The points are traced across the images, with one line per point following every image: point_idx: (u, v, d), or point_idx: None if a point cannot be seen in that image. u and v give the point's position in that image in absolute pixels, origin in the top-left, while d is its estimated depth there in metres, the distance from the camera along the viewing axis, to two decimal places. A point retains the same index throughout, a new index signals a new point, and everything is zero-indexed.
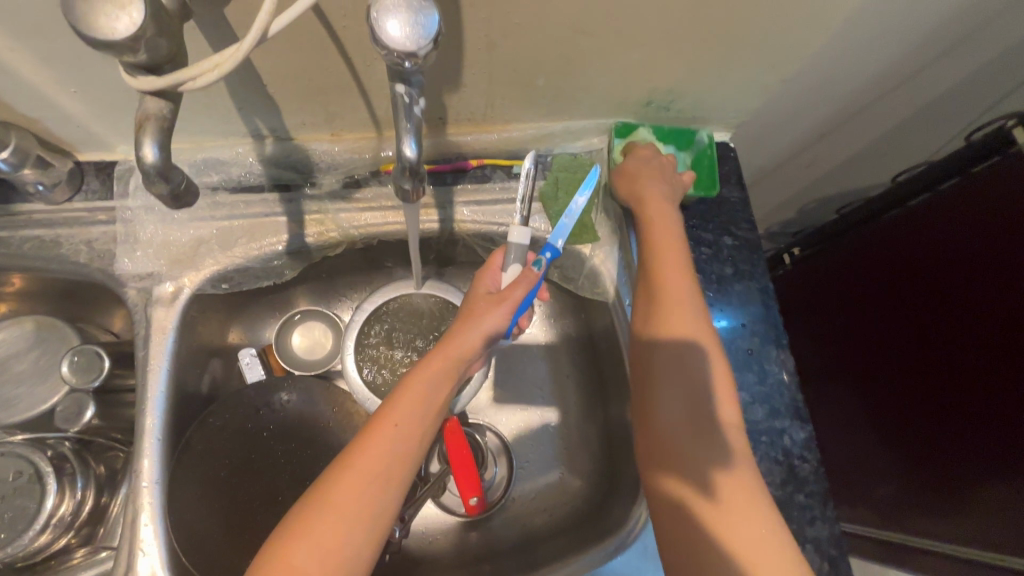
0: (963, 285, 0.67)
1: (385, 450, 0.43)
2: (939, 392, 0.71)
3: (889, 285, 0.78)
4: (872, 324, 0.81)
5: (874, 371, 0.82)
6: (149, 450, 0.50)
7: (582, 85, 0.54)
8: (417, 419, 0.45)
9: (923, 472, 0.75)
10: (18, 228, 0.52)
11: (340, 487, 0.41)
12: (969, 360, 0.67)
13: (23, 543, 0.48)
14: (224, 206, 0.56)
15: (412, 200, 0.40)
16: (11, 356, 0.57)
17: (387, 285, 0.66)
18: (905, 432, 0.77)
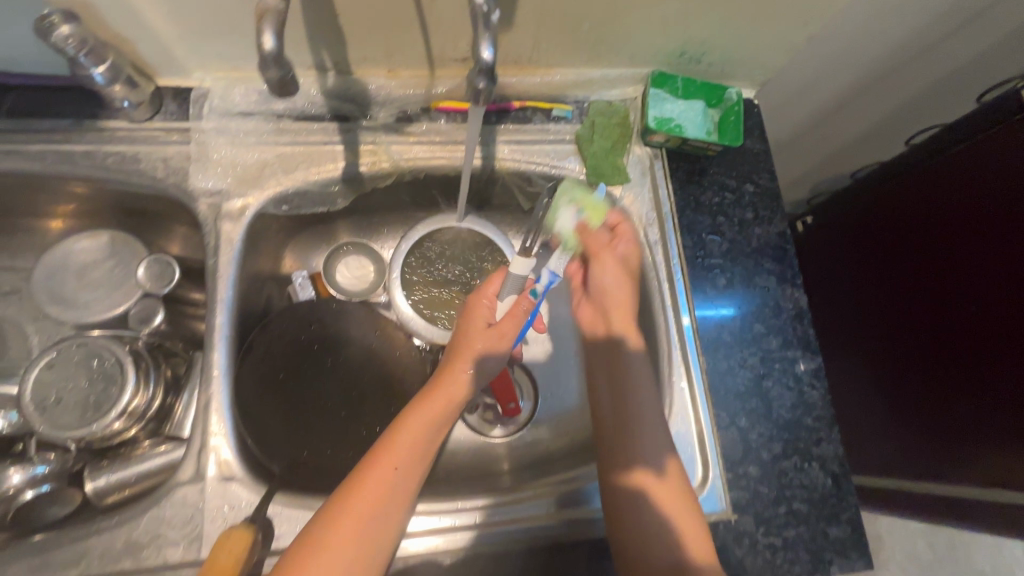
0: (973, 240, 0.71)
1: (386, 485, 0.49)
2: (947, 342, 0.75)
3: (902, 244, 0.82)
4: (886, 283, 0.85)
5: (885, 327, 0.86)
6: (217, 345, 0.55)
7: (624, 31, 0.58)
8: (418, 452, 0.52)
9: (935, 419, 0.79)
10: (103, 142, 0.57)
11: (347, 517, 0.47)
12: (977, 310, 0.71)
13: (105, 423, 0.54)
14: (288, 132, 0.61)
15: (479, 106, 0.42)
16: (89, 263, 0.62)
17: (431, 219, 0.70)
18: (914, 383, 0.82)
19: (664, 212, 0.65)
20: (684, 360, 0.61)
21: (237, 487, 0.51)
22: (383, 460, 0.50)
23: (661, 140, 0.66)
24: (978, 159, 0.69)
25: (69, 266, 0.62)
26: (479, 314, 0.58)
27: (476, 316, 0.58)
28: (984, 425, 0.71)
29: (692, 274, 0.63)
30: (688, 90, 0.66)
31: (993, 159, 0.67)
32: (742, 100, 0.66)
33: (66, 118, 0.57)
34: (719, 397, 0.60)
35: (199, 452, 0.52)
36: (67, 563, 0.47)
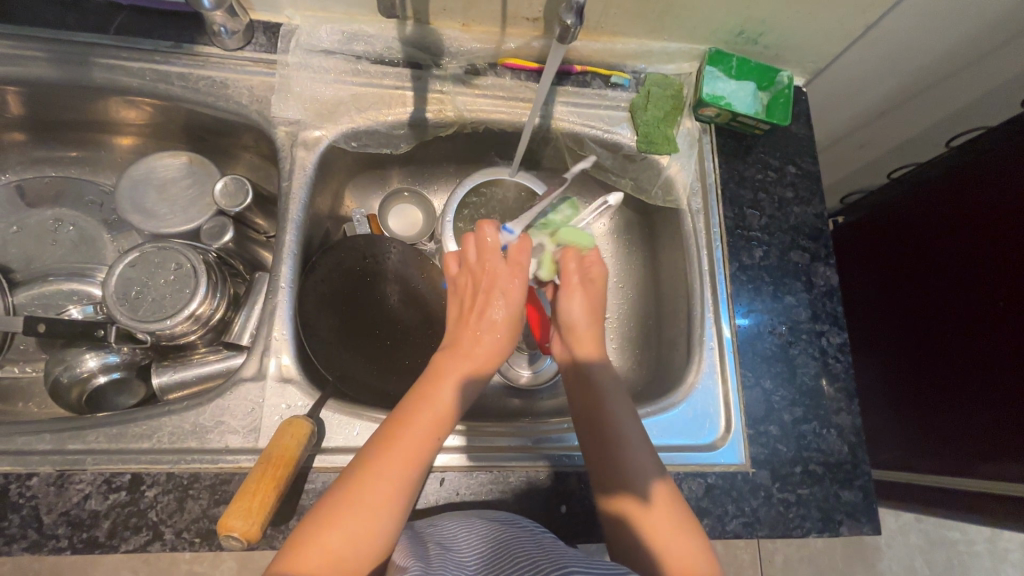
0: (1004, 242, 0.73)
1: (421, 445, 0.48)
2: (968, 341, 0.78)
3: (934, 242, 0.84)
4: (911, 282, 0.88)
5: (910, 323, 0.88)
6: (286, 260, 0.59)
7: (690, 6, 0.62)
8: (445, 416, 0.50)
9: (948, 415, 0.82)
10: (196, 66, 0.62)
11: (376, 484, 0.45)
12: (999, 312, 0.73)
13: (179, 320, 0.58)
14: (364, 74, 0.65)
15: (564, 45, 0.47)
16: (167, 178, 0.66)
17: (481, 170, 0.73)
18: (933, 377, 0.84)
19: (709, 182, 0.69)
20: (716, 320, 0.64)
21: (294, 389, 0.55)
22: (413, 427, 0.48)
23: (712, 114, 0.68)
24: (1016, 163, 0.71)
25: (149, 180, 0.66)
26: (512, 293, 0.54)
27: (497, 276, 0.55)
28: (994, 421, 0.74)
29: (731, 242, 0.66)
30: (742, 70, 0.69)
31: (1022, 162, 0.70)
32: (792, 85, 0.69)
33: (167, 41, 0.62)
34: (747, 358, 0.63)
35: (263, 353, 0.56)
36: (141, 436, 0.51)
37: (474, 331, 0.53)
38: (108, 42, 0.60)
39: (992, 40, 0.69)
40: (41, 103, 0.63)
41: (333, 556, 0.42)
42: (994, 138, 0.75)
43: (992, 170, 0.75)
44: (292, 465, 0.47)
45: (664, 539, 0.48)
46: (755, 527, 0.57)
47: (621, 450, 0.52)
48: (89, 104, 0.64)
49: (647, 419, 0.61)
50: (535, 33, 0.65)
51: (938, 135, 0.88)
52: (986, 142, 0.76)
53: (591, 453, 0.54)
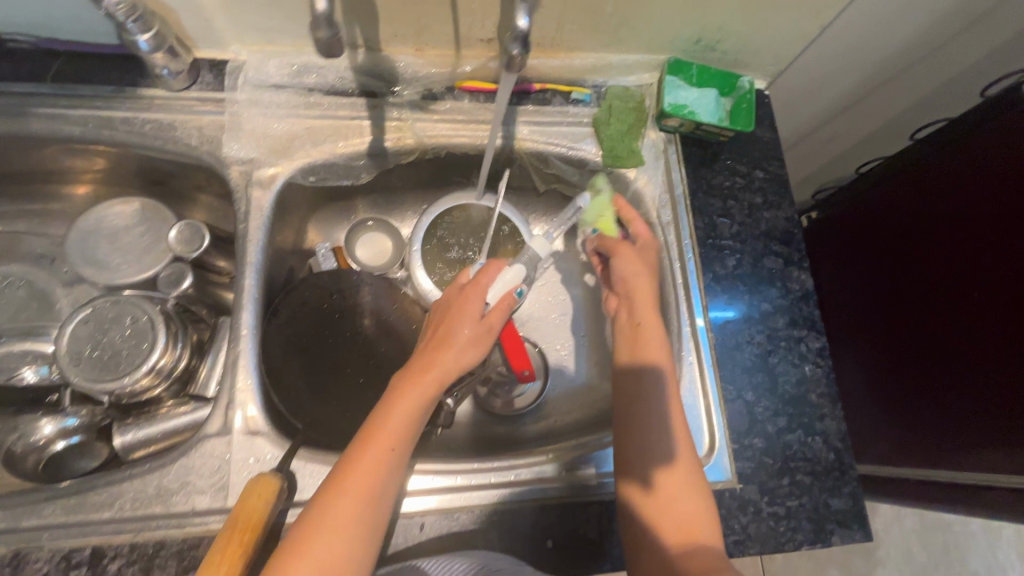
0: (976, 232, 0.73)
1: (381, 467, 0.46)
2: (948, 330, 0.77)
3: (906, 232, 0.84)
4: (886, 273, 0.88)
5: (886, 313, 0.88)
6: (247, 305, 0.57)
7: (644, 18, 0.61)
8: (404, 437, 0.48)
9: (930, 404, 0.82)
10: (141, 109, 0.60)
11: (336, 508, 0.44)
12: (979, 300, 0.73)
13: (138, 376, 0.56)
14: (318, 107, 0.63)
15: (512, 74, 0.44)
16: (120, 227, 0.64)
17: (445, 198, 0.72)
18: (913, 366, 0.84)
19: (677, 193, 0.68)
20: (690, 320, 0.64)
21: (263, 441, 0.53)
22: (371, 449, 0.47)
23: (676, 124, 0.68)
24: (983, 153, 0.71)
25: (101, 229, 0.64)
26: (468, 307, 0.54)
27: (457, 294, 0.56)
28: (978, 409, 0.74)
29: (703, 253, 0.66)
30: (703, 77, 0.68)
31: (991, 150, 0.70)
32: (754, 90, 0.69)
33: (108, 85, 0.59)
34: (727, 370, 0.62)
35: (228, 405, 0.54)
36: (101, 506, 0.49)
37: (430, 350, 0.52)
38: (46, 90, 0.58)
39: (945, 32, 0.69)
40: None
41: None
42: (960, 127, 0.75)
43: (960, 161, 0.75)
44: (260, 529, 0.44)
45: (671, 528, 0.50)
46: (747, 544, 0.56)
47: (643, 436, 0.54)
48: (32, 154, 0.61)
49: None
50: (490, 54, 0.64)
51: (903, 126, 0.89)
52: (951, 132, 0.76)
53: (619, 424, 0.56)
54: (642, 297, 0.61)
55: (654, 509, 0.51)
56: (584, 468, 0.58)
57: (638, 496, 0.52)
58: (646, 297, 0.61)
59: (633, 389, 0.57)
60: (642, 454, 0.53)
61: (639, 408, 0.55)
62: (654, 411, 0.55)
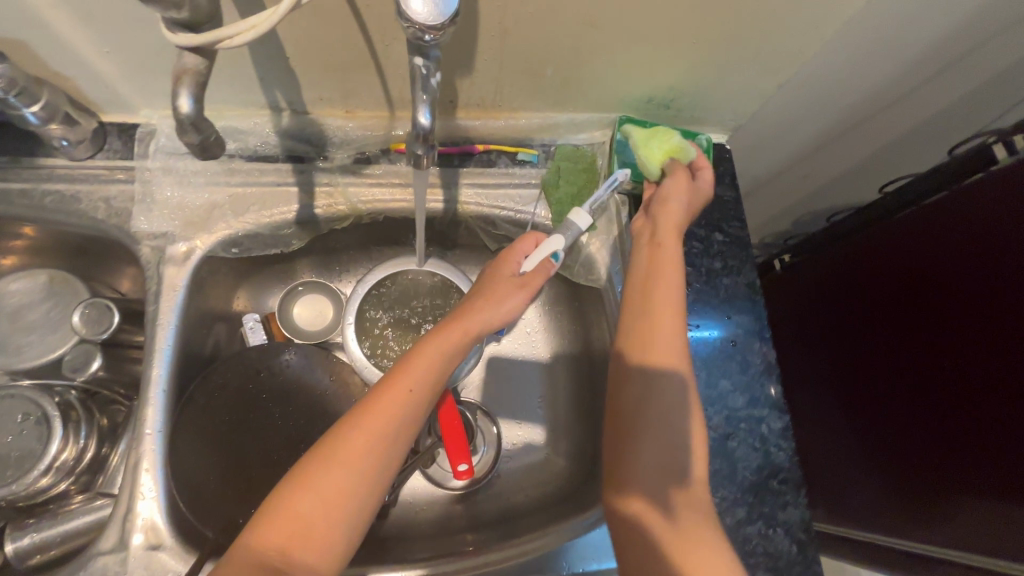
0: (945, 297, 0.69)
1: (398, 409, 0.47)
2: (914, 396, 0.74)
3: (874, 288, 0.80)
4: (853, 328, 0.84)
5: (852, 370, 0.85)
6: (153, 399, 0.52)
7: (589, 80, 0.57)
8: (424, 391, 0.49)
9: (895, 465, 0.78)
10: (40, 180, 0.54)
11: (349, 443, 0.45)
12: (946, 370, 0.69)
13: (35, 476, 0.51)
14: (240, 173, 0.58)
15: (422, 169, 0.43)
16: (24, 305, 0.59)
17: (385, 264, 0.67)
18: (878, 425, 0.80)
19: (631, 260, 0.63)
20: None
21: (166, 556, 0.48)
22: (391, 392, 0.48)
23: (629, 188, 0.63)
24: (955, 214, 0.68)
25: (1, 307, 0.58)
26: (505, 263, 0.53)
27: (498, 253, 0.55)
28: (942, 480, 0.71)
29: None
30: (657, 134, 0.65)
31: (968, 215, 0.66)
32: (711, 147, 0.66)
33: (3, 155, 0.54)
34: None
35: (124, 517, 0.49)
36: None
37: (467, 304, 0.52)
38: None
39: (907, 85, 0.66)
40: None
41: (296, 518, 0.43)
42: (935, 181, 0.72)
43: (937, 222, 0.70)
44: None
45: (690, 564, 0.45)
46: None
47: (656, 457, 0.50)
48: None
49: (579, 541, 0.57)
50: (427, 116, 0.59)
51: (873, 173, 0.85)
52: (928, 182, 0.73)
53: (631, 399, 0.52)
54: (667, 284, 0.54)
55: (677, 544, 0.46)
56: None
57: (655, 520, 0.48)
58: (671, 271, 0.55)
59: (642, 386, 0.52)
60: (654, 466, 0.50)
61: (657, 408, 0.51)
62: (669, 421, 0.51)
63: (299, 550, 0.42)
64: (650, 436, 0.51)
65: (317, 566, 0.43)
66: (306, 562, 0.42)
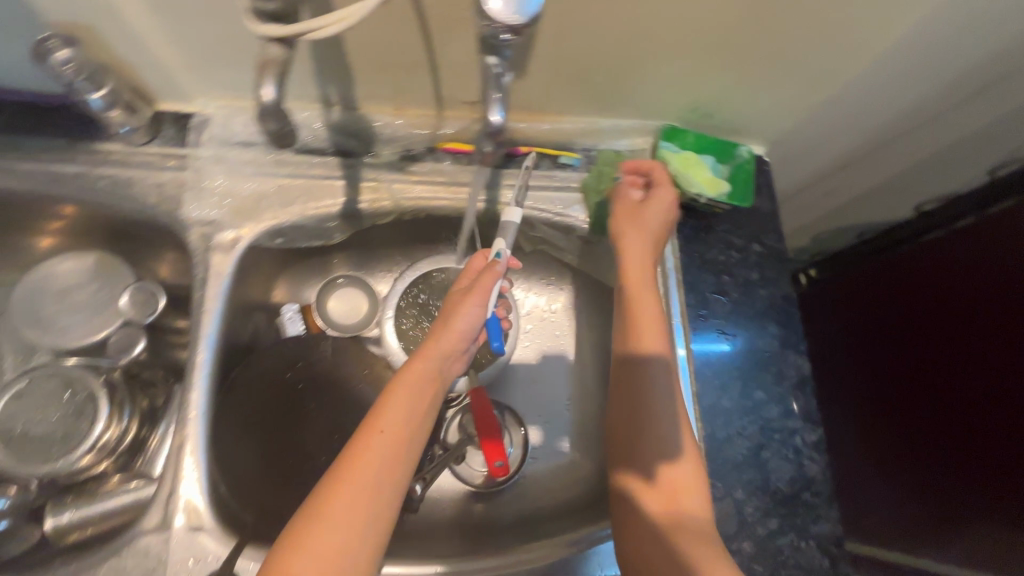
0: (977, 326, 0.68)
1: (376, 453, 0.46)
2: (948, 425, 0.73)
3: (903, 312, 0.79)
4: (880, 350, 0.83)
5: (880, 394, 0.83)
6: (197, 384, 0.53)
7: (637, 87, 0.57)
8: (402, 431, 0.47)
9: (917, 484, 0.79)
10: (95, 164, 0.55)
11: (332, 498, 0.43)
12: (982, 400, 0.68)
13: (80, 454, 0.52)
14: (289, 165, 0.59)
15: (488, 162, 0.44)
16: (72, 286, 0.60)
17: (421, 261, 0.68)
18: (896, 444, 0.81)
19: (669, 266, 0.64)
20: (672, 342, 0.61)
21: (206, 539, 0.48)
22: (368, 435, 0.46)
23: None
24: (988, 238, 0.67)
25: (49, 287, 0.59)
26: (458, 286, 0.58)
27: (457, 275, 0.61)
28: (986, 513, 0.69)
29: (695, 332, 0.62)
30: (700, 144, 0.65)
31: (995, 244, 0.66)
32: (753, 158, 0.66)
33: (62, 138, 0.55)
34: (715, 465, 0.58)
35: (167, 498, 0.49)
36: None
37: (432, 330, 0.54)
38: None
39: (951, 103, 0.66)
40: None
41: None
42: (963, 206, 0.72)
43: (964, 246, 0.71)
44: None
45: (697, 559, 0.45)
46: None
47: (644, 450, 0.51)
48: None
49: (599, 546, 0.57)
50: (474, 116, 0.60)
51: None
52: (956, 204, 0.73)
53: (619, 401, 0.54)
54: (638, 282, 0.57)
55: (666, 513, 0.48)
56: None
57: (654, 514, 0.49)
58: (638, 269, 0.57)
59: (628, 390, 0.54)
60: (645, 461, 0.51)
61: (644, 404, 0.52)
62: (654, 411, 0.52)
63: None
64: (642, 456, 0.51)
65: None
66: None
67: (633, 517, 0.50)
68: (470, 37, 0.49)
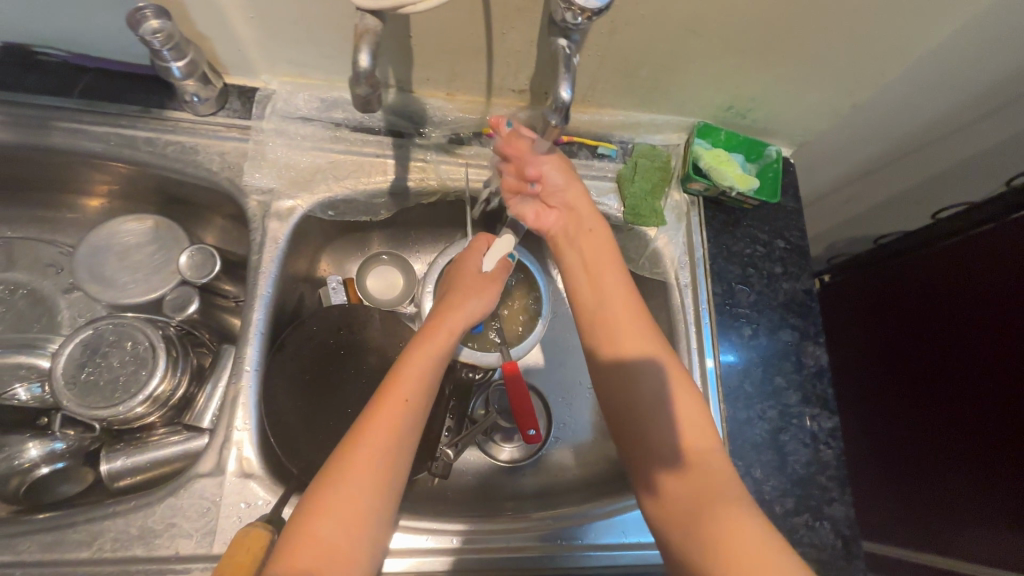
0: (985, 341, 0.72)
1: (399, 416, 0.48)
2: (957, 433, 0.76)
3: (918, 324, 0.82)
4: (895, 359, 0.86)
5: (895, 401, 0.86)
6: (251, 340, 0.56)
7: (678, 84, 0.61)
8: (420, 397, 0.50)
9: (925, 480, 0.82)
10: (165, 131, 0.59)
11: (357, 457, 0.45)
12: (990, 413, 0.72)
13: (135, 403, 0.54)
14: (344, 141, 0.63)
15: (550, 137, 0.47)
16: (132, 245, 0.63)
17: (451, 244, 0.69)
18: (907, 441, 0.85)
19: (697, 257, 0.67)
20: (699, 359, 0.64)
21: (256, 485, 0.51)
22: (391, 399, 0.48)
23: (700, 188, 0.67)
24: (996, 242, 0.70)
25: (111, 245, 0.63)
26: (466, 266, 0.60)
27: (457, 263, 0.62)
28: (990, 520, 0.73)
29: (720, 319, 0.65)
30: (730, 143, 0.68)
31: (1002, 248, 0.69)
32: (780, 159, 0.69)
33: (135, 105, 0.59)
34: (736, 446, 0.60)
35: (222, 446, 0.52)
36: (79, 544, 0.47)
37: (446, 307, 0.56)
38: (71, 106, 0.57)
39: (972, 116, 0.69)
40: None
41: (319, 543, 0.42)
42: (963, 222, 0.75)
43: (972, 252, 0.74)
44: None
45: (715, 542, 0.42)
46: None
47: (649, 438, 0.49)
48: (49, 166, 0.61)
49: (615, 517, 0.60)
50: (521, 104, 0.64)
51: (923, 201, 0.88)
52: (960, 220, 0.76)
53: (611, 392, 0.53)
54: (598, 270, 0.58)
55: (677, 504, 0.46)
56: (555, 542, 0.57)
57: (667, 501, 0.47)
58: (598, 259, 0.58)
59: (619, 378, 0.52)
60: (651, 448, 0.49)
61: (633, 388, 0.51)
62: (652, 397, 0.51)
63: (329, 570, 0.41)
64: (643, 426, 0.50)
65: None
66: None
67: (642, 484, 0.49)
68: (528, 27, 0.52)
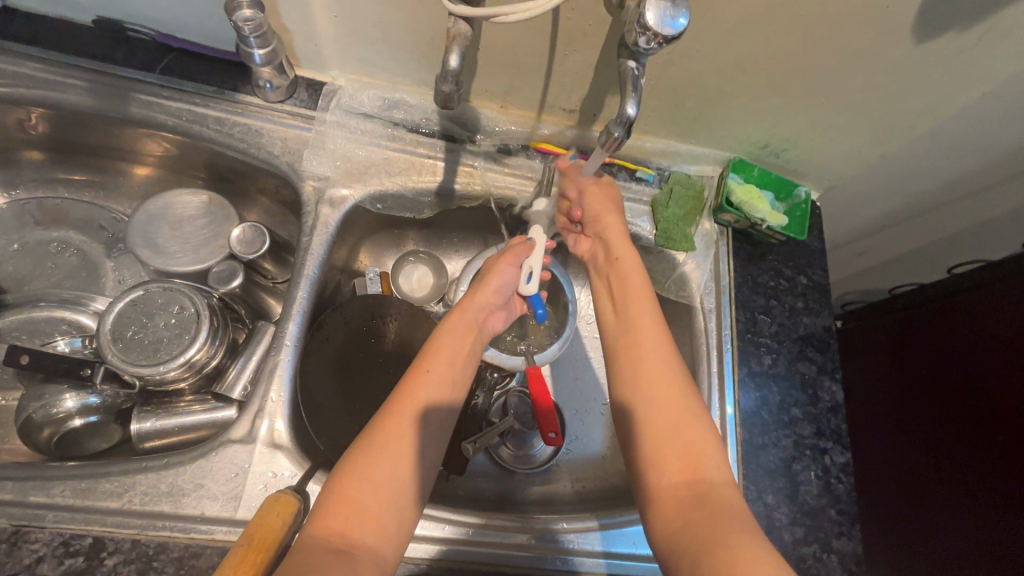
0: (992, 393, 0.73)
1: (422, 386, 0.49)
2: (966, 487, 0.76)
3: (928, 376, 0.84)
4: (907, 413, 0.87)
5: (904, 456, 0.86)
6: (294, 316, 0.58)
7: (720, 118, 0.64)
8: (444, 372, 0.51)
9: (927, 530, 0.82)
10: (234, 112, 0.62)
11: (383, 424, 0.46)
12: (998, 463, 0.71)
13: (172, 366, 0.55)
14: (399, 140, 0.66)
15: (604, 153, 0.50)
16: (186, 217, 0.65)
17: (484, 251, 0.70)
18: (910, 490, 0.85)
19: (723, 283, 0.69)
20: (721, 397, 0.64)
21: (283, 457, 0.52)
22: (414, 372, 0.50)
23: (731, 219, 0.70)
24: (1003, 297, 0.73)
25: (166, 215, 0.65)
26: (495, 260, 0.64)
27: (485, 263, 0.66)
28: None
29: (741, 345, 0.67)
30: (762, 180, 0.71)
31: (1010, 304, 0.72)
32: (809, 200, 0.72)
33: (210, 86, 0.62)
34: (751, 469, 0.62)
35: (255, 416, 0.53)
36: (110, 494, 0.48)
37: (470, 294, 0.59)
38: (150, 79, 0.61)
39: (992, 178, 0.73)
40: (69, 126, 0.63)
41: (351, 505, 0.42)
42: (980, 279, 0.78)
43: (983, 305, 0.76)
44: (275, 547, 0.43)
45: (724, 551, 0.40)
46: None
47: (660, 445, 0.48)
48: (119, 134, 0.64)
49: (628, 528, 0.60)
50: (569, 123, 0.67)
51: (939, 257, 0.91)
52: (976, 279, 0.79)
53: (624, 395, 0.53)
54: (628, 271, 0.59)
55: (676, 509, 0.45)
56: (566, 546, 0.58)
57: (672, 509, 0.45)
58: (630, 261, 0.59)
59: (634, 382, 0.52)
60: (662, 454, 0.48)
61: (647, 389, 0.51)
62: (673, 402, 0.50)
63: (362, 532, 0.41)
64: (664, 430, 0.49)
65: (379, 550, 0.41)
66: (368, 544, 0.41)
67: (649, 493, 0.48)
68: (590, 51, 0.56)
